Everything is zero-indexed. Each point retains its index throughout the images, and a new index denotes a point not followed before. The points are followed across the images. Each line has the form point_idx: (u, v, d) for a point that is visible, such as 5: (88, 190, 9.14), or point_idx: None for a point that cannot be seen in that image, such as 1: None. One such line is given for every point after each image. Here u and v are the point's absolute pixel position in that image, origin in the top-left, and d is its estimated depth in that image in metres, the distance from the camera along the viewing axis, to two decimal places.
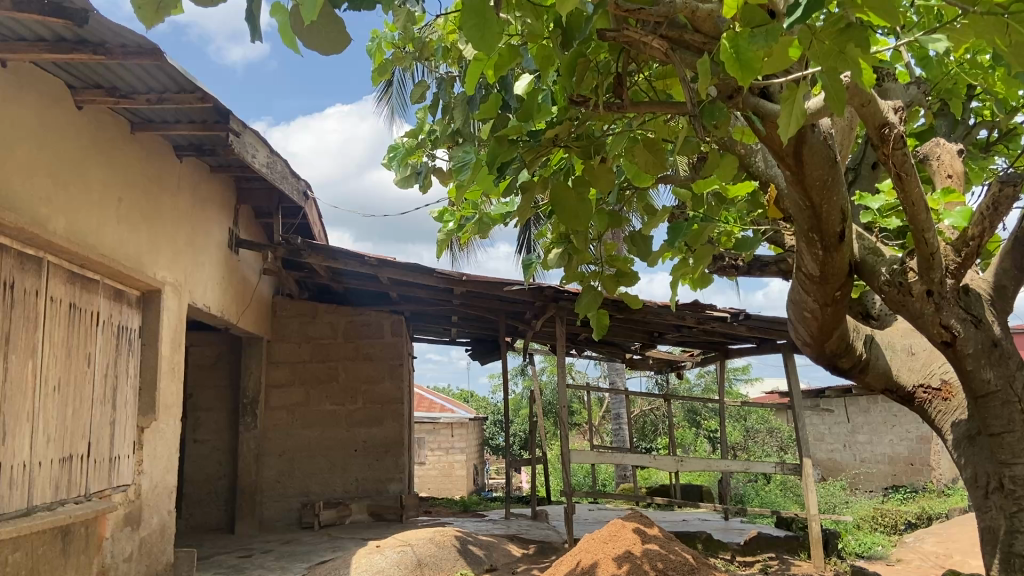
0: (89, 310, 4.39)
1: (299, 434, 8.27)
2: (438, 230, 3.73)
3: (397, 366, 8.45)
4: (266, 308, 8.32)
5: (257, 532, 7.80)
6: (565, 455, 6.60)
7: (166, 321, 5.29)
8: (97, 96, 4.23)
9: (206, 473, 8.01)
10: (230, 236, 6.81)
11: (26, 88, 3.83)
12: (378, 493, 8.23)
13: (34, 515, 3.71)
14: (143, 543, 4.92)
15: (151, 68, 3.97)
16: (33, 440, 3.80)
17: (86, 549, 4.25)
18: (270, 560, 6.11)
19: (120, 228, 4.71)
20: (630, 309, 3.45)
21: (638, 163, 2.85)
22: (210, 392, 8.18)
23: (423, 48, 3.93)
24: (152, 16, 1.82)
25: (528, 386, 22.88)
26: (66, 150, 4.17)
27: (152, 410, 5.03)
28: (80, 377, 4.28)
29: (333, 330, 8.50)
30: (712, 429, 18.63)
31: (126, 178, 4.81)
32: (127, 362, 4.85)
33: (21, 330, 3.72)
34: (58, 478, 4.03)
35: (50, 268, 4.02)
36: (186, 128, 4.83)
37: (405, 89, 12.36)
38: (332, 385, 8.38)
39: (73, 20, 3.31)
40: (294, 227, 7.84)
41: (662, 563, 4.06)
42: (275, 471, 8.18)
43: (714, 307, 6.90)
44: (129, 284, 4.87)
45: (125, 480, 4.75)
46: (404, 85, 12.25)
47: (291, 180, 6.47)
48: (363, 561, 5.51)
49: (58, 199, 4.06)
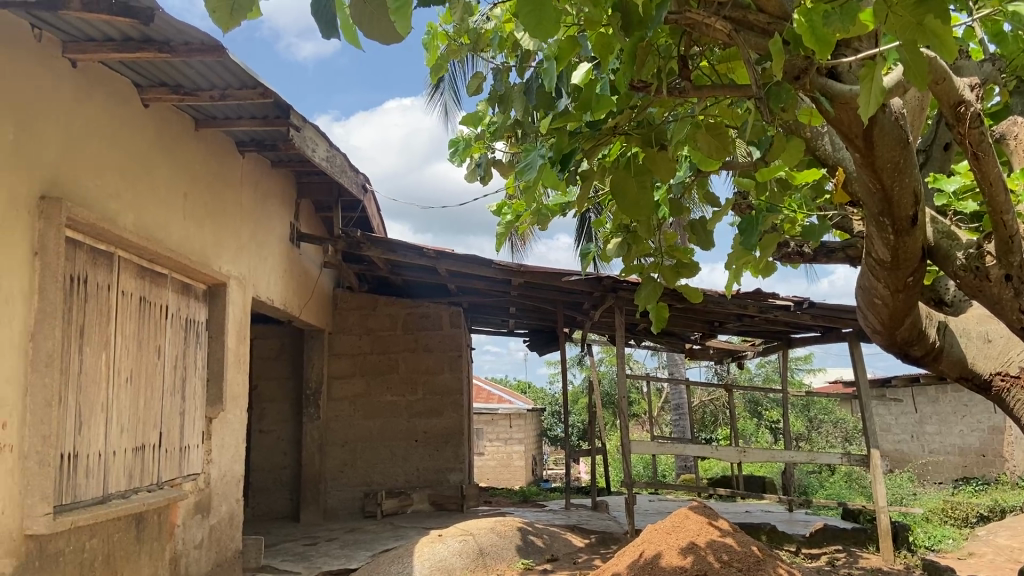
0: (158, 303, 4.50)
1: (361, 425, 8.38)
2: (497, 221, 4.07)
3: (456, 357, 8.49)
4: (327, 301, 8.43)
5: (321, 521, 7.97)
6: (626, 446, 6.51)
7: (231, 314, 5.38)
8: (163, 93, 4.32)
9: (272, 462, 8.17)
10: (293, 231, 6.91)
11: (95, 88, 3.96)
12: (439, 483, 8.30)
13: (110, 503, 3.88)
14: (213, 530, 5.04)
15: (214, 65, 4.02)
16: (107, 431, 3.94)
17: (159, 536, 4.38)
18: (334, 548, 6.21)
19: (187, 223, 4.82)
20: (691, 303, 3.52)
21: (702, 148, 2.85)
22: (274, 383, 8.34)
23: (479, 38, 4.06)
24: (227, 19, 1.75)
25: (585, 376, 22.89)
26: (133, 148, 4.28)
27: (219, 401, 5.14)
28: (151, 369, 4.39)
29: (392, 322, 8.58)
30: (775, 420, 18.45)
31: (192, 175, 4.92)
32: (195, 354, 4.95)
33: (95, 324, 3.88)
34: (131, 467, 4.15)
35: (122, 263, 4.15)
36: (248, 123, 4.88)
37: (457, 82, 12.41)
38: (392, 376, 8.46)
39: (140, 18, 3.41)
40: (355, 220, 7.95)
41: (726, 555, 3.99)
42: (338, 461, 8.30)
43: (777, 296, 6.76)
44: (197, 278, 4.98)
45: (195, 469, 4.87)
46: (456, 79, 12.32)
47: (350, 174, 6.50)
48: (425, 549, 5.54)
49: (128, 196, 4.19)
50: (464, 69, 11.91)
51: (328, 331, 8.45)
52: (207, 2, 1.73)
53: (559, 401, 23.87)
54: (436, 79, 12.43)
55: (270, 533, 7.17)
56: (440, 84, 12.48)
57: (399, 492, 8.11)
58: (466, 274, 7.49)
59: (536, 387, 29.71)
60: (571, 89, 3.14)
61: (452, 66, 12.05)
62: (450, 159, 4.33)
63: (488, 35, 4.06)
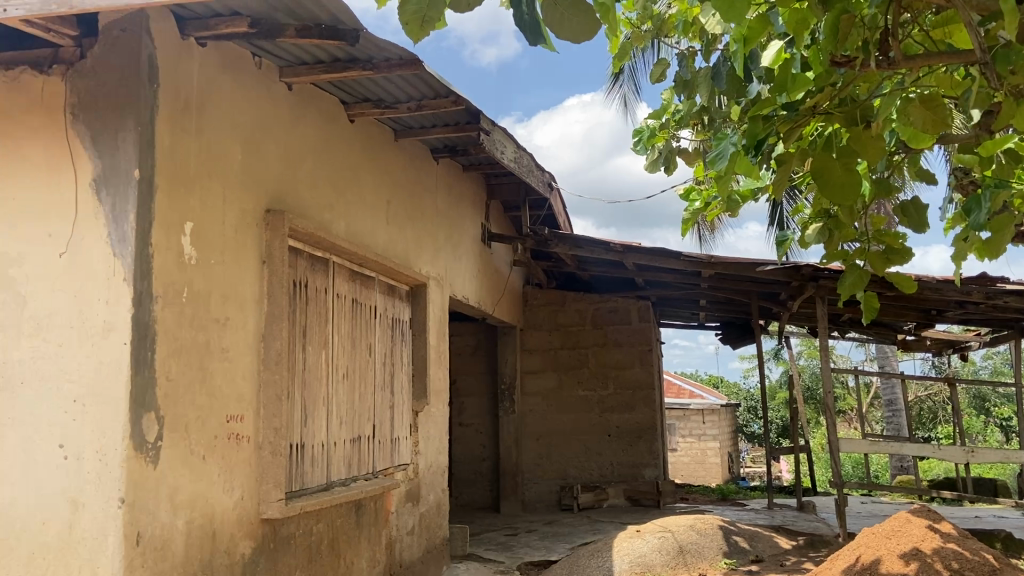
0: (368, 304, 4.85)
1: (554, 419, 8.56)
2: (684, 210, 3.99)
3: (646, 352, 8.44)
4: (518, 299, 8.66)
5: (520, 512, 8.23)
6: (835, 444, 6.15)
7: (431, 313, 5.66)
8: (366, 108, 4.65)
9: (471, 454, 8.54)
10: (484, 231, 7.15)
11: (308, 107, 4.36)
12: (634, 479, 8.29)
13: (333, 490, 4.24)
14: (423, 518, 5.34)
15: (411, 78, 4.25)
16: (328, 422, 4.33)
17: (376, 522, 4.71)
18: (535, 539, 6.40)
19: (391, 228, 5.15)
20: (905, 293, 3.25)
21: (916, 122, 2.59)
22: (471, 378, 8.69)
23: (663, 23, 3.98)
24: (418, 31, 2.00)
25: (786, 371, 22.16)
26: (343, 159, 4.64)
27: (424, 395, 5.43)
28: (365, 364, 4.73)
29: (582, 317, 8.68)
30: (1005, 417, 16.85)
31: (394, 182, 5.23)
32: (401, 351, 5.27)
33: (315, 325, 4.29)
34: (350, 456, 4.51)
35: (336, 268, 4.55)
36: (441, 131, 5.12)
37: (638, 73, 12.28)
38: (583, 371, 8.57)
39: (347, 40, 3.69)
40: (542, 218, 8.10)
41: (957, 562, 3.66)
42: (535, 454, 8.53)
43: (1007, 281, 6.09)
44: (400, 279, 5.29)
45: (405, 459, 5.18)
46: (637, 71, 12.20)
47: (537, 173, 6.61)
48: (625, 545, 5.55)
49: (340, 205, 4.58)
50: (646, 60, 11.76)
51: (519, 328, 8.69)
52: (403, 16, 1.98)
53: (756, 394, 23.18)
54: (616, 72, 12.37)
55: (473, 522, 7.51)
56: (620, 77, 12.41)
57: (594, 486, 8.22)
58: (654, 267, 7.43)
59: (727, 382, 29.06)
60: (762, 71, 3.02)
61: (633, 58, 11.93)
62: (631, 148, 4.23)
63: (671, 20, 3.97)
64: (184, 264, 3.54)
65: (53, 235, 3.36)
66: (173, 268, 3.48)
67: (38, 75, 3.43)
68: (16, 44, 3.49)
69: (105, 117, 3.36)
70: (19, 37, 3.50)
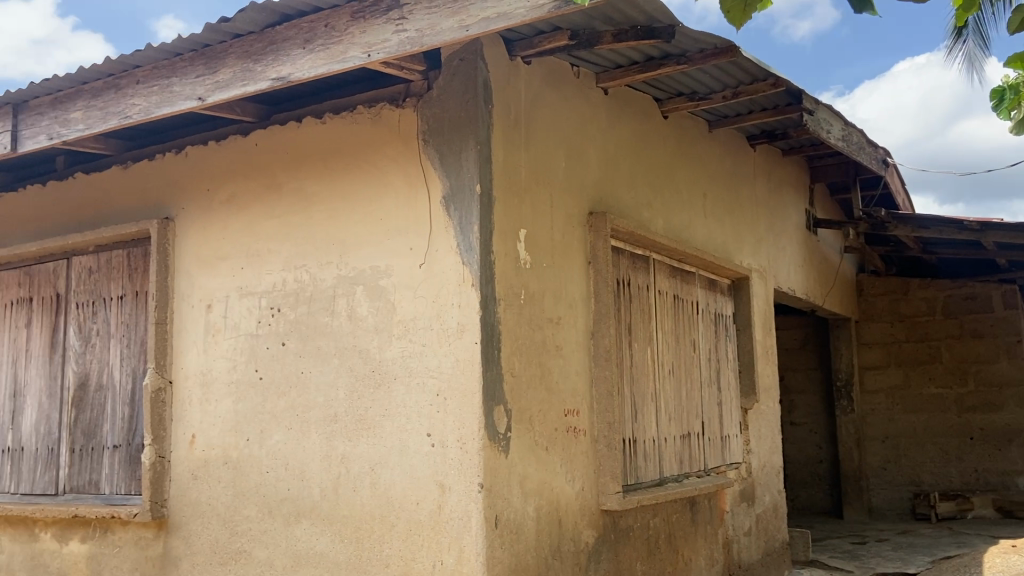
0: (690, 300, 4.88)
1: (902, 418, 8.13)
2: None
3: (1017, 342, 7.82)
4: (851, 288, 8.12)
5: (867, 519, 7.90)
6: None
7: (755, 308, 5.50)
8: (681, 102, 4.65)
9: (807, 454, 8.18)
10: (810, 217, 6.73)
11: (625, 109, 4.50)
12: (1005, 488, 7.77)
13: (666, 486, 4.35)
14: (761, 520, 5.25)
15: (726, 66, 4.15)
16: (659, 418, 4.45)
17: (711, 520, 4.75)
18: (885, 550, 6.10)
19: (709, 222, 5.12)
20: None
21: None
22: (801, 374, 8.27)
23: None
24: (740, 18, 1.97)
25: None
26: (659, 157, 4.74)
27: (753, 393, 5.33)
28: (689, 361, 4.79)
29: (930, 306, 8.12)
30: None
31: (710, 175, 5.20)
32: (726, 348, 5.21)
33: (640, 321, 4.41)
34: (681, 454, 4.60)
35: (656, 265, 4.64)
36: (759, 116, 4.90)
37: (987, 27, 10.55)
38: (935, 367, 8.06)
39: (663, 37, 3.70)
40: (877, 199, 7.43)
41: None
42: (880, 458, 8.15)
43: None
44: (721, 273, 5.21)
45: (737, 457, 5.13)
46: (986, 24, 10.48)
47: (869, 150, 6.00)
48: (999, 563, 4.91)
49: (657, 202, 4.68)
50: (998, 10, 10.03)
51: (855, 319, 8.23)
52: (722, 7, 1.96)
53: None
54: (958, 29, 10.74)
55: (813, 526, 7.21)
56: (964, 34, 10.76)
57: (956, 494, 7.73)
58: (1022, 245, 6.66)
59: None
60: None
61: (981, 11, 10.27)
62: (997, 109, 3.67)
63: None
64: (520, 269, 3.81)
65: (412, 249, 3.79)
66: (512, 272, 3.76)
67: (395, 109, 3.90)
68: (376, 84, 4.01)
69: (451, 138, 3.75)
70: (378, 78, 4.02)
